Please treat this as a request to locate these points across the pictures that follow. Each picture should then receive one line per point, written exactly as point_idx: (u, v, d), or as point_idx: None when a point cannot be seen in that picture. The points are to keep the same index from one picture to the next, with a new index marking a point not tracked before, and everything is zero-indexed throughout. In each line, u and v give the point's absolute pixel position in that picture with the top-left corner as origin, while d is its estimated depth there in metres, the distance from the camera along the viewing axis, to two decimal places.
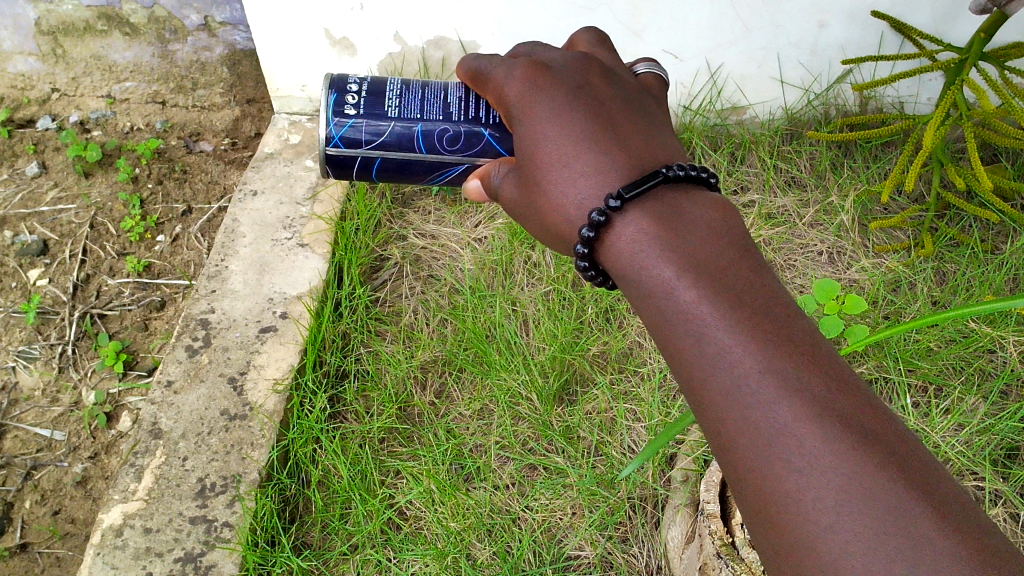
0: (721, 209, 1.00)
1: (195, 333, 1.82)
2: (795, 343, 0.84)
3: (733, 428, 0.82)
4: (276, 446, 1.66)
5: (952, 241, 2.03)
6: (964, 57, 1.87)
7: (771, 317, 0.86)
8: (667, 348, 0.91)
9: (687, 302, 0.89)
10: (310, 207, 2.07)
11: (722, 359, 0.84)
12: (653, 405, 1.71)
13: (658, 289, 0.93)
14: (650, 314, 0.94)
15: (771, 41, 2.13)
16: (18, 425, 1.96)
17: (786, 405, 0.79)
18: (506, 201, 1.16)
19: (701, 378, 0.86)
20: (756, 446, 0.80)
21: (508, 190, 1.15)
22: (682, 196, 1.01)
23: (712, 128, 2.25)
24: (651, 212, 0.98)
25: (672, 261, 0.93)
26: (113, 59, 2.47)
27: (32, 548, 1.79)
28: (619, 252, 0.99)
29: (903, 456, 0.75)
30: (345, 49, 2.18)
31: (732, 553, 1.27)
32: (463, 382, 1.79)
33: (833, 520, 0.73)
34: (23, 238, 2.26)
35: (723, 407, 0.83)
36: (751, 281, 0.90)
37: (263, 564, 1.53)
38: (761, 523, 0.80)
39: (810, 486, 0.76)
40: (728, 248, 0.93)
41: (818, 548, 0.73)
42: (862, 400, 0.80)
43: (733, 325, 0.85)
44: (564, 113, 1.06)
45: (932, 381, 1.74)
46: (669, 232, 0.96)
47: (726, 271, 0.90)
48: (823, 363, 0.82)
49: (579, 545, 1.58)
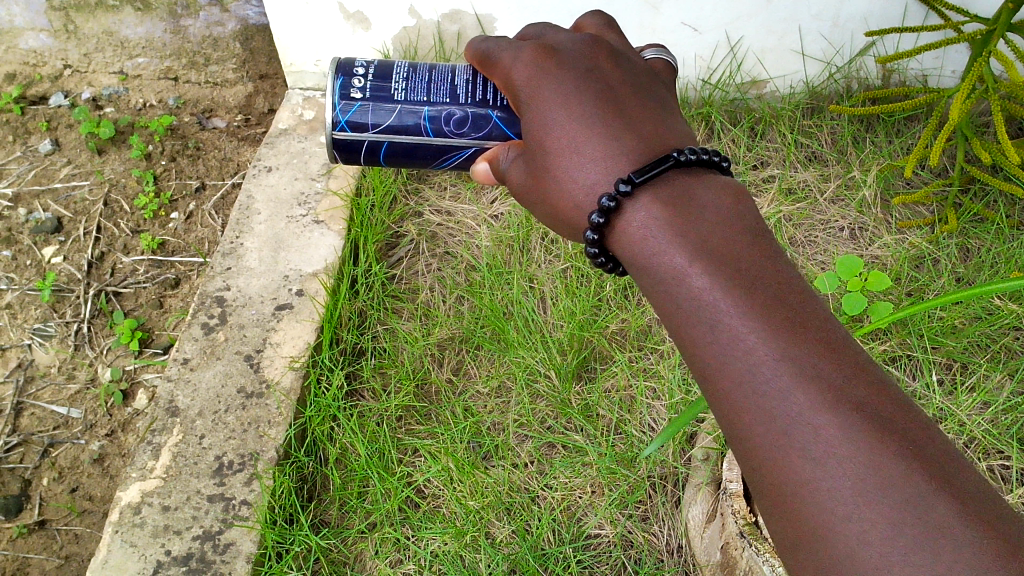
0: (735, 194, 0.97)
1: (210, 310, 1.81)
2: (811, 329, 0.81)
3: (749, 419, 0.80)
4: (293, 424, 1.65)
5: (975, 217, 2.00)
6: (991, 27, 1.83)
7: (786, 303, 0.83)
8: (681, 335, 0.89)
9: (699, 289, 0.87)
10: (324, 183, 2.05)
11: (737, 347, 0.82)
12: (673, 383, 1.68)
13: (670, 276, 0.91)
14: (663, 301, 0.91)
15: (792, 13, 2.09)
16: (35, 403, 1.96)
17: (802, 394, 0.77)
18: (514, 188, 1.14)
19: (715, 367, 0.84)
20: (771, 436, 0.78)
21: (517, 175, 1.13)
22: (694, 180, 0.98)
23: (732, 102, 2.22)
24: (662, 198, 0.96)
25: (683, 247, 0.90)
26: (124, 35, 2.44)
27: (50, 525, 1.79)
28: (629, 238, 0.97)
29: (922, 445, 0.73)
30: (359, 22, 2.15)
31: (755, 532, 1.25)
32: (480, 359, 1.78)
33: (851, 510, 0.71)
34: (37, 215, 2.25)
35: (738, 396, 0.81)
36: (764, 267, 0.87)
37: (281, 542, 1.53)
38: (778, 513, 0.77)
39: (827, 475, 0.73)
40: (740, 232, 0.91)
41: (836, 539, 0.71)
42: (880, 387, 0.77)
43: (746, 312, 0.83)
44: (573, 97, 1.04)
45: (957, 358, 1.71)
46: (680, 217, 0.93)
47: (739, 257, 0.88)
48: (840, 351, 0.80)
49: (598, 524, 1.57)
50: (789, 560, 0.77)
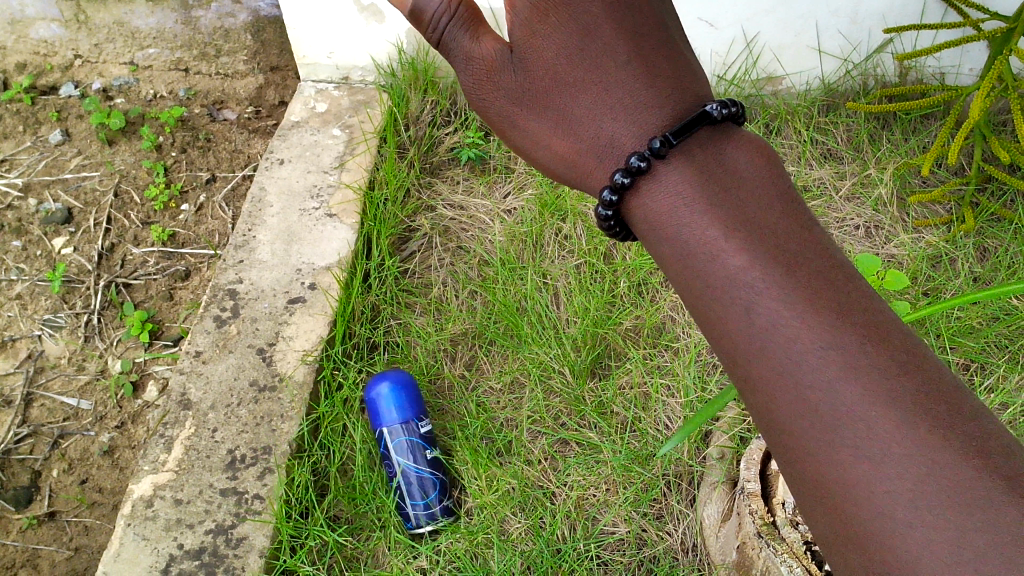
0: (761, 149, 0.91)
1: (223, 303, 1.80)
2: (859, 308, 0.72)
3: (790, 410, 0.72)
4: (307, 419, 1.64)
5: (993, 217, 1.99)
6: (1011, 26, 1.80)
7: (832, 276, 0.74)
8: (704, 313, 0.81)
9: (733, 267, 0.78)
10: (337, 176, 2.04)
11: (775, 331, 0.74)
12: (688, 380, 1.68)
13: (699, 248, 0.83)
14: (689, 276, 0.83)
15: (811, 9, 2.07)
16: (45, 393, 1.95)
17: (851, 382, 0.68)
18: (461, 56, 1.02)
19: (751, 352, 0.76)
20: (816, 428, 0.69)
21: (484, 52, 1.02)
22: (721, 139, 0.91)
23: (747, 99, 2.19)
24: (692, 167, 0.88)
25: (715, 219, 0.82)
26: (135, 25, 2.47)
27: (60, 516, 1.79)
28: (653, 206, 0.90)
29: (988, 440, 0.64)
30: (373, 15, 2.13)
31: (772, 532, 1.25)
32: (493, 355, 1.77)
33: (908, 512, 0.63)
34: (48, 206, 2.25)
35: (777, 384, 0.73)
36: (804, 239, 0.78)
37: (296, 537, 1.52)
38: (821, 513, 0.69)
39: (881, 474, 0.65)
40: (776, 203, 0.82)
41: (891, 544, 0.63)
42: (937, 369, 0.69)
43: (789, 292, 0.74)
44: (596, 37, 0.97)
45: (975, 358, 1.70)
46: (711, 189, 0.85)
47: (775, 230, 0.79)
48: (893, 332, 0.70)
49: (613, 522, 1.56)
50: (833, 558, 0.69)
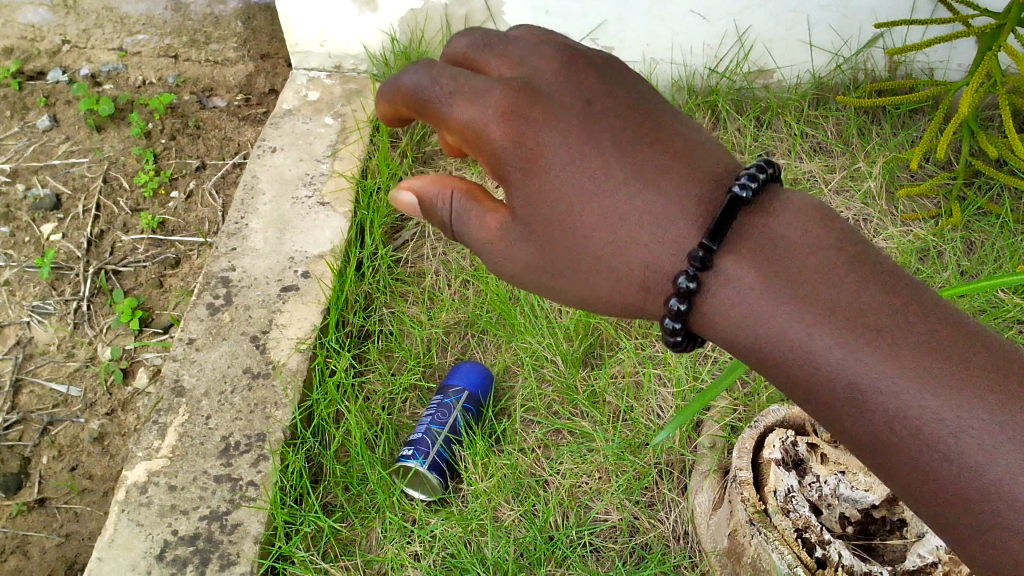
0: (808, 209, 0.91)
1: (216, 290, 1.80)
2: (958, 367, 0.78)
3: (933, 483, 0.78)
4: (299, 407, 1.65)
5: (980, 211, 2.02)
6: (1001, 22, 1.82)
7: (923, 345, 0.79)
8: (817, 409, 0.83)
9: (838, 367, 0.81)
10: (330, 164, 2.04)
11: (899, 416, 0.78)
12: (681, 369, 1.70)
13: (792, 349, 0.84)
14: (788, 376, 0.85)
15: (802, 2, 2.08)
16: (34, 379, 1.95)
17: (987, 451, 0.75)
18: (476, 242, 0.98)
19: (878, 438, 0.80)
20: (966, 498, 0.76)
21: (490, 229, 0.97)
22: (760, 211, 0.91)
23: (738, 91, 2.21)
24: (749, 257, 0.88)
25: (801, 314, 0.83)
26: (125, 11, 2.44)
27: (50, 503, 1.79)
28: (725, 306, 0.89)
29: None
30: (367, 3, 2.13)
31: (764, 520, 1.26)
32: (486, 345, 1.80)
33: None
34: (36, 191, 2.23)
35: (914, 462, 0.78)
36: (884, 314, 0.81)
37: (291, 522, 1.53)
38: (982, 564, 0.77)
39: None
40: (843, 274, 0.84)
41: None
42: None
43: (901, 378, 0.78)
44: (592, 166, 0.96)
45: None
46: (781, 278, 0.86)
47: (858, 313, 0.81)
48: (998, 378, 0.77)
49: (605, 510, 1.57)
50: None
